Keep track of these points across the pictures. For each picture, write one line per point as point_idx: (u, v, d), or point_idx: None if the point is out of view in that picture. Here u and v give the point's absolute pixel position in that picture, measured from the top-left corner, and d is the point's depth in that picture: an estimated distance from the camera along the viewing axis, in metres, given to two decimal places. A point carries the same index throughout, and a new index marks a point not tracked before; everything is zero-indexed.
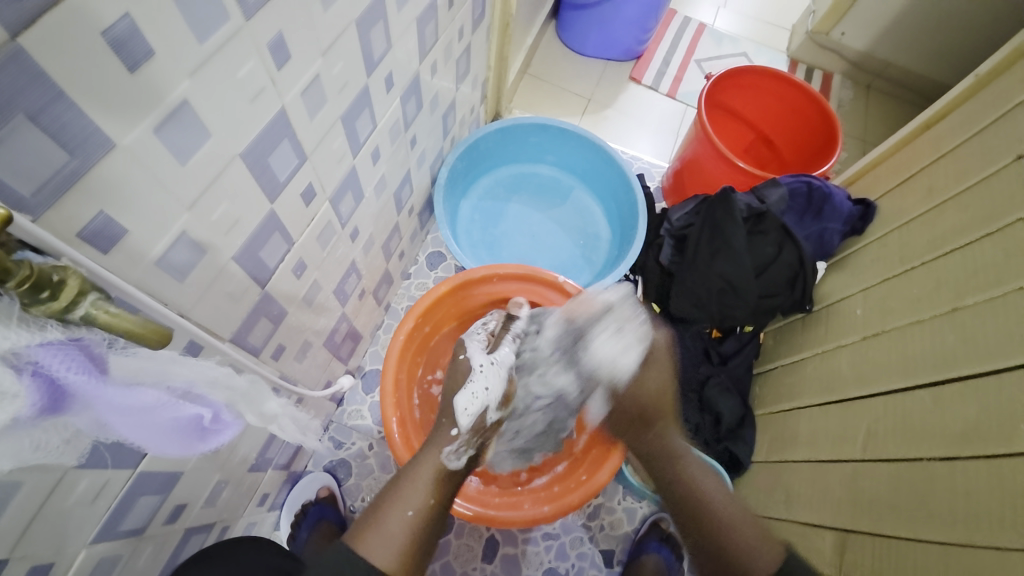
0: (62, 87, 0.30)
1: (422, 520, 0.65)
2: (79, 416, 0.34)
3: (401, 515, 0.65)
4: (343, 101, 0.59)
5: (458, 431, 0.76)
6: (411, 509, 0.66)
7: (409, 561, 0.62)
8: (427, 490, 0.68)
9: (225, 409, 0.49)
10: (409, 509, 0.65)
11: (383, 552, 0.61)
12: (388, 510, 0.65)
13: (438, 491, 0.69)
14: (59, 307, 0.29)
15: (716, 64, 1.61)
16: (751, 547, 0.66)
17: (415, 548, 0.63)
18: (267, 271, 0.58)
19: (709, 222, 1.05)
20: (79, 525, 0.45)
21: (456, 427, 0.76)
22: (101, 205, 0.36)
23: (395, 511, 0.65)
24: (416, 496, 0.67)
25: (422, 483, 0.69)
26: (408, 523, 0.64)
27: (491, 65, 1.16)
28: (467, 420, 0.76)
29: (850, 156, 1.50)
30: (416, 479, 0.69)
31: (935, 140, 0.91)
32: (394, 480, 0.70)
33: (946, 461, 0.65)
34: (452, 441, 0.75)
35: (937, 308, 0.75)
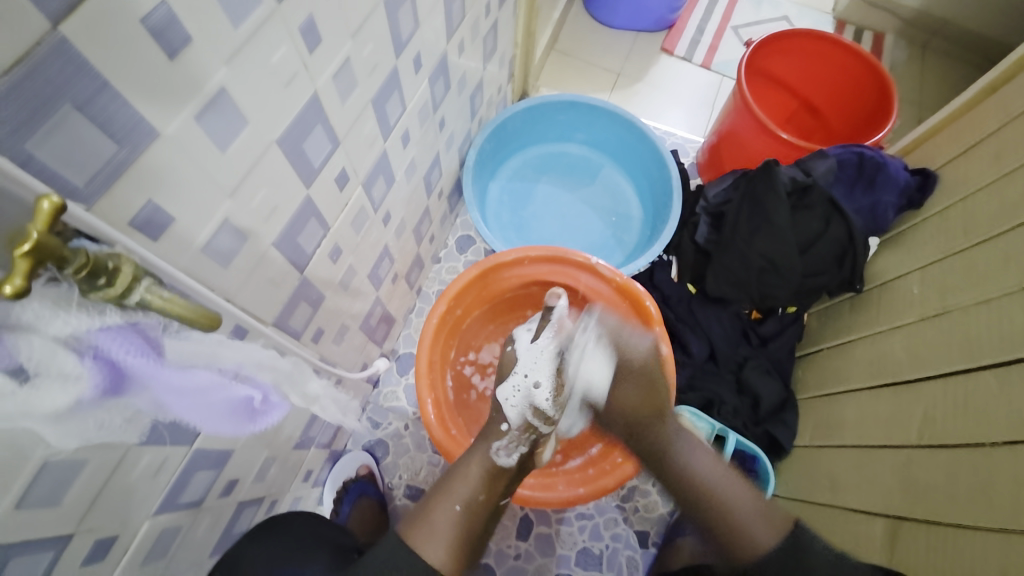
0: (105, 77, 0.31)
1: (470, 516, 0.67)
2: (138, 396, 0.36)
3: (449, 510, 0.66)
4: (373, 84, 0.58)
5: (507, 425, 0.78)
6: (459, 505, 0.67)
7: (459, 554, 0.64)
8: (475, 485, 0.70)
9: (272, 390, 0.51)
10: (457, 504, 0.67)
11: (434, 549, 0.62)
12: (436, 504, 0.67)
13: (487, 487, 0.70)
14: (116, 294, 0.30)
15: (756, 30, 1.51)
16: (752, 524, 0.65)
17: (464, 544, 0.65)
18: (305, 257, 0.59)
19: (749, 198, 1.00)
20: (142, 498, 0.48)
21: (506, 423, 0.77)
22: (149, 194, 0.37)
23: (444, 506, 0.66)
24: (465, 490, 0.69)
25: (473, 478, 0.70)
26: (456, 518, 0.66)
27: (519, 42, 1.13)
28: (514, 414, 0.78)
29: (904, 124, 1.40)
30: (465, 473, 0.70)
31: (1001, 103, 0.84)
32: (443, 478, 0.71)
33: (1008, 448, 0.62)
34: (503, 436, 0.76)
35: (1003, 286, 0.69)
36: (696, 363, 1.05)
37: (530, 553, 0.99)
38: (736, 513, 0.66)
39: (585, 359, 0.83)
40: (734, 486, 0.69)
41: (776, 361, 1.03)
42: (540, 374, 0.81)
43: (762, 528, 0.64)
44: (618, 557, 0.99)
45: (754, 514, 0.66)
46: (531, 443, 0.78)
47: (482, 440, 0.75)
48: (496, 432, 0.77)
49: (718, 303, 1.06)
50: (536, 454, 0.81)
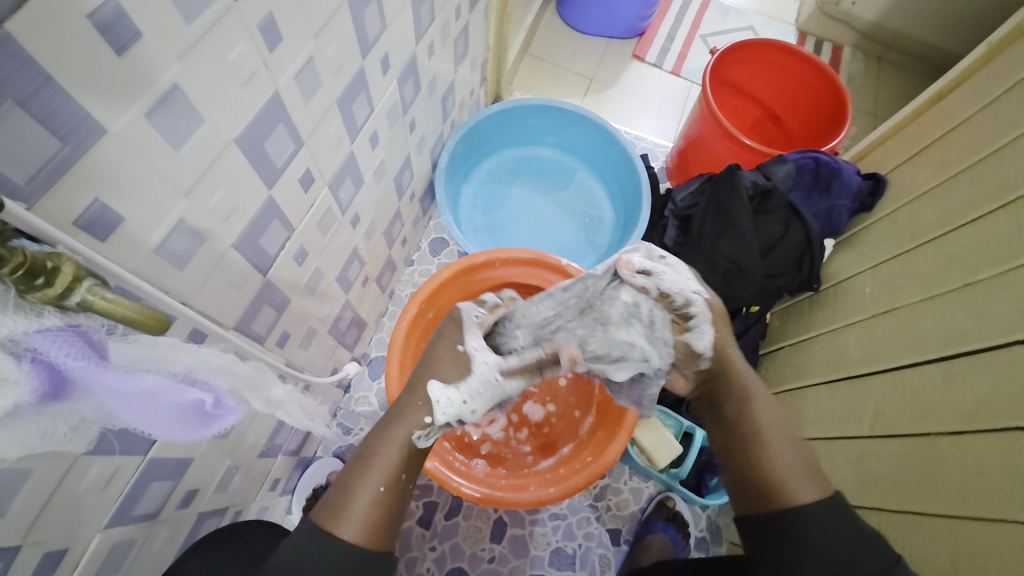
0: (50, 73, 0.30)
1: (391, 493, 0.62)
2: (81, 402, 0.34)
3: (370, 490, 0.61)
4: (339, 84, 0.58)
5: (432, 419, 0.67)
6: (382, 484, 0.62)
7: (379, 533, 0.59)
8: (396, 463, 0.64)
9: (228, 395, 0.49)
10: (379, 484, 0.61)
11: (348, 528, 0.57)
12: (356, 491, 0.60)
13: (406, 464, 0.65)
14: (55, 294, 0.29)
15: (722, 39, 1.56)
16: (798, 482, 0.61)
17: (385, 520, 0.60)
18: (268, 259, 0.58)
19: (714, 202, 1.03)
20: (92, 511, 0.46)
21: (430, 415, 0.67)
22: (96, 193, 0.36)
23: (364, 492, 0.60)
24: (387, 467, 0.63)
25: (392, 455, 0.64)
26: (378, 498, 0.61)
27: (491, 46, 1.14)
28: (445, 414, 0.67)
29: (860, 131, 1.47)
30: (385, 446, 0.65)
31: (946, 112, 0.89)
32: (360, 455, 0.64)
33: (954, 438, 0.65)
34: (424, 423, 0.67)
35: (948, 284, 0.74)
36: None
37: (504, 556, 0.98)
38: (779, 460, 0.64)
39: (611, 330, 0.74)
40: (779, 433, 0.67)
41: None
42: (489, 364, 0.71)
43: (808, 484, 0.61)
44: (591, 556, 1.00)
45: (797, 472, 0.62)
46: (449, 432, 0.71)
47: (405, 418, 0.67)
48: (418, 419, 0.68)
49: None
50: None
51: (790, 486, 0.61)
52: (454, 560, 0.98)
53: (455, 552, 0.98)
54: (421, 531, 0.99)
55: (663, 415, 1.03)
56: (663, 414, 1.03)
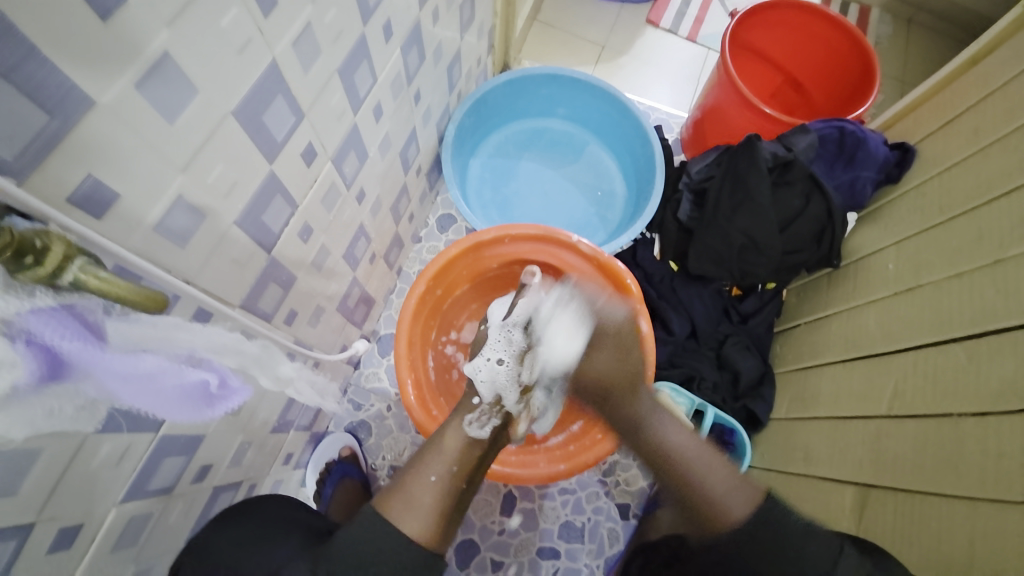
0: (33, 42, 0.28)
1: (447, 486, 0.65)
2: (82, 383, 0.34)
3: (425, 481, 0.64)
4: (339, 53, 0.55)
5: (478, 399, 0.80)
6: (436, 476, 0.66)
7: (438, 526, 0.61)
8: (451, 458, 0.68)
9: (231, 374, 0.49)
10: (432, 475, 0.65)
11: (407, 521, 0.59)
12: (411, 482, 0.64)
13: (461, 459, 0.69)
14: (46, 273, 0.28)
15: (742, 1, 1.48)
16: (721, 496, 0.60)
17: (444, 513, 0.62)
18: (271, 236, 0.57)
19: (731, 175, 0.99)
20: (107, 486, 0.47)
21: (477, 395, 0.80)
22: (88, 169, 0.34)
23: (419, 483, 0.64)
24: (442, 462, 0.67)
25: (447, 450, 0.69)
26: (431, 489, 0.64)
27: (498, 11, 1.09)
28: (486, 389, 0.81)
29: (887, 98, 1.39)
30: (437, 448, 0.70)
31: (982, 77, 0.83)
32: (418, 453, 0.70)
33: (977, 419, 0.63)
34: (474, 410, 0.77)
35: (977, 261, 0.70)
36: (677, 341, 1.05)
37: (513, 529, 1.00)
38: (705, 483, 0.62)
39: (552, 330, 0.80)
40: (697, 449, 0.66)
41: (755, 338, 1.04)
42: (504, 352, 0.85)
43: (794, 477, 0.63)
44: (600, 529, 1.01)
45: (722, 484, 0.62)
46: (501, 417, 0.79)
47: (455, 414, 0.75)
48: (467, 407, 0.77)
49: (700, 280, 1.07)
50: (512, 427, 0.81)
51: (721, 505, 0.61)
52: (464, 532, 1.00)
53: (466, 525, 1.00)
54: None
55: (675, 392, 0.99)
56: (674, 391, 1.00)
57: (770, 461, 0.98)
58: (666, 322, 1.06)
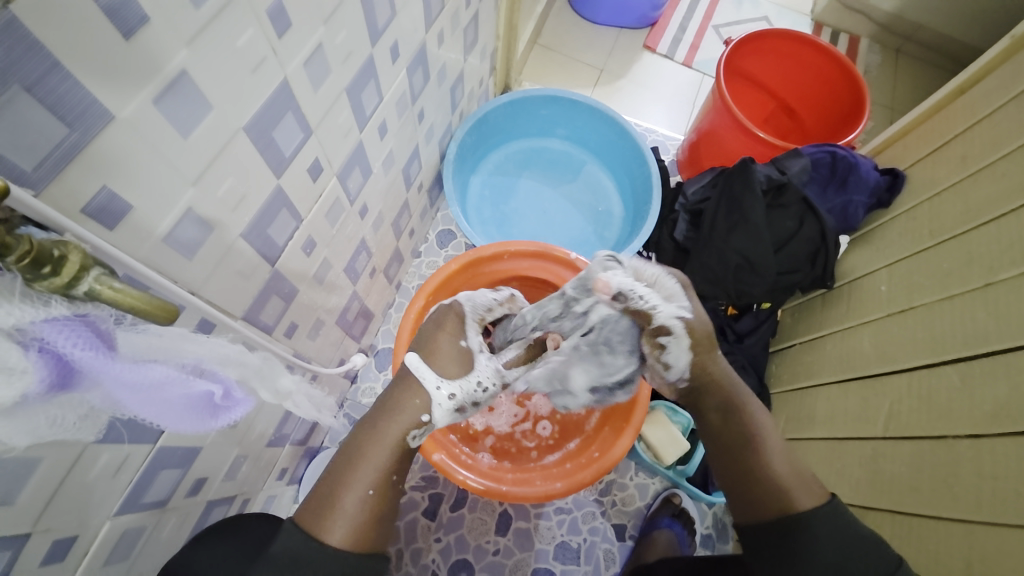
0: (57, 58, 0.29)
1: (380, 498, 0.61)
2: (89, 391, 0.34)
3: (360, 493, 0.60)
4: (348, 72, 0.57)
5: (429, 418, 0.67)
6: (370, 487, 0.61)
7: (366, 536, 0.60)
8: (385, 465, 0.63)
9: (237, 386, 0.49)
10: (368, 487, 0.61)
11: (336, 529, 0.58)
12: (346, 487, 0.60)
13: (397, 466, 0.64)
14: (62, 283, 0.29)
15: (736, 30, 1.53)
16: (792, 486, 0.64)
17: (377, 523, 0.60)
18: (276, 249, 0.58)
19: (726, 196, 1.01)
20: (102, 498, 0.46)
21: (426, 415, 0.67)
22: (104, 181, 0.35)
23: (354, 490, 0.60)
24: (375, 470, 0.62)
25: (380, 455, 0.63)
26: (366, 502, 0.60)
27: (500, 35, 1.12)
28: (441, 414, 0.67)
29: (877, 125, 1.44)
30: (375, 447, 0.63)
31: (968, 106, 0.86)
32: (349, 449, 0.63)
33: (971, 441, 0.64)
34: (419, 424, 0.67)
35: (968, 284, 0.72)
36: None
37: (508, 549, 0.99)
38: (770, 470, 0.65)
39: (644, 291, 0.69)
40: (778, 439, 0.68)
41: (751, 357, 1.05)
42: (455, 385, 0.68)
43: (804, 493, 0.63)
44: (596, 550, 1.00)
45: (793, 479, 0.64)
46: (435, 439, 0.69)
47: (407, 413, 0.65)
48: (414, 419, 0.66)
49: (696, 299, 1.08)
50: None
51: (791, 493, 0.64)
52: (458, 552, 0.98)
53: (460, 544, 0.99)
54: (426, 522, 0.99)
55: (670, 412, 1.04)
56: (670, 411, 1.04)
57: None
58: None
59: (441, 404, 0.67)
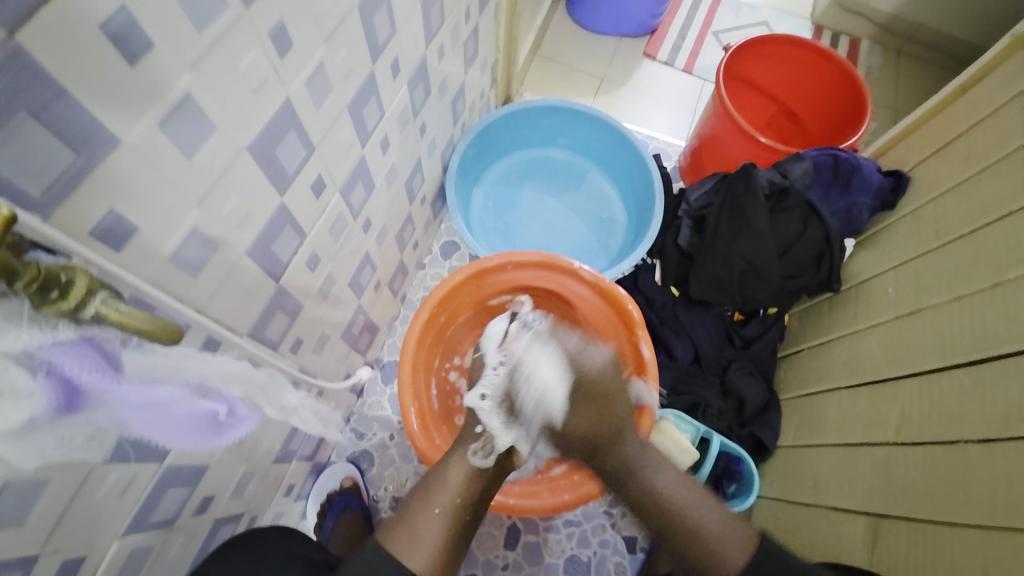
0: (63, 85, 0.30)
1: (451, 520, 0.66)
2: (96, 412, 0.34)
3: (431, 518, 0.65)
4: (349, 89, 0.57)
5: (482, 427, 0.76)
6: (440, 509, 0.66)
7: (439, 559, 0.63)
8: (453, 491, 0.68)
9: (241, 403, 0.49)
10: (437, 509, 0.66)
11: (414, 558, 0.61)
12: (418, 510, 0.65)
13: (466, 492, 0.69)
14: (69, 308, 0.29)
15: (734, 36, 1.54)
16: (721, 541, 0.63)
17: (445, 548, 0.64)
18: (281, 265, 0.58)
19: (729, 201, 1.01)
20: (110, 518, 0.46)
21: (480, 424, 0.76)
22: (111, 203, 0.36)
23: (426, 513, 0.65)
24: (445, 496, 0.67)
25: (452, 483, 0.69)
26: (436, 523, 0.65)
27: (500, 48, 1.14)
28: (489, 420, 0.76)
29: (880, 126, 1.43)
30: (443, 479, 0.69)
31: (971, 105, 0.85)
32: (425, 481, 0.70)
33: (984, 445, 0.63)
34: (477, 438, 0.75)
35: (975, 284, 0.71)
36: (681, 367, 1.05)
37: (518, 563, 0.97)
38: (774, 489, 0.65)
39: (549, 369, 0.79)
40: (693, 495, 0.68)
41: (759, 363, 1.04)
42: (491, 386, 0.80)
43: None
44: (606, 564, 0.98)
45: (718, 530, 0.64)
46: (498, 456, 0.74)
47: (459, 444, 0.74)
48: (472, 434, 0.75)
49: (702, 305, 1.08)
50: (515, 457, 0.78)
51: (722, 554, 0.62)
52: (468, 567, 0.97)
53: (469, 559, 0.97)
54: None
55: (679, 420, 0.98)
56: (678, 418, 0.98)
57: (778, 490, 0.97)
58: (669, 347, 1.06)
59: (479, 406, 0.78)
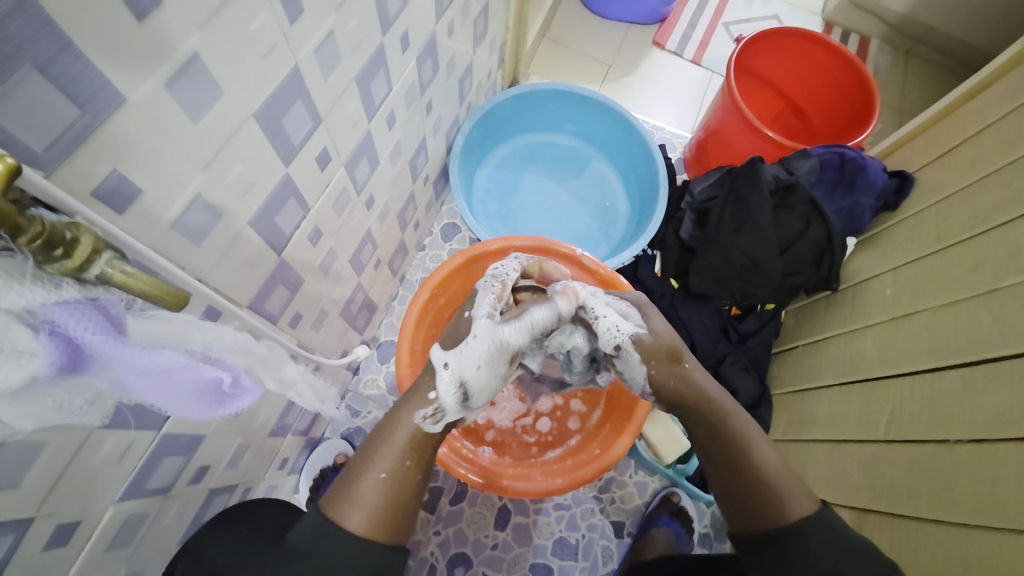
0: (69, 37, 0.29)
1: (398, 482, 0.60)
2: (97, 376, 0.34)
3: (377, 478, 0.60)
4: (358, 61, 0.56)
5: (436, 395, 0.64)
6: (385, 472, 0.61)
7: (384, 522, 0.58)
8: (402, 450, 0.62)
9: (244, 374, 0.49)
10: (382, 472, 0.60)
11: (354, 517, 0.57)
12: (363, 472, 0.60)
13: (415, 452, 0.63)
14: (74, 266, 0.28)
15: (746, 27, 1.52)
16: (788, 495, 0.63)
17: (393, 510, 0.59)
18: (283, 238, 0.57)
19: (733, 195, 1.01)
20: (106, 483, 0.46)
21: (434, 391, 0.65)
22: (115, 164, 0.35)
23: (370, 475, 0.60)
24: (389, 456, 0.61)
25: (399, 441, 0.63)
26: (383, 486, 0.60)
27: (509, 28, 1.11)
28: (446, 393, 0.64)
29: (886, 127, 1.43)
30: (390, 435, 0.63)
31: (979, 109, 0.85)
32: (371, 437, 0.64)
33: (973, 446, 0.64)
34: (428, 403, 0.64)
35: (974, 289, 0.71)
36: None
37: (507, 543, 0.99)
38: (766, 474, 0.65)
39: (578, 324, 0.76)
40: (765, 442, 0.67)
41: (753, 358, 1.05)
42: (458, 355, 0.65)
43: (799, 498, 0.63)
44: (594, 547, 1.00)
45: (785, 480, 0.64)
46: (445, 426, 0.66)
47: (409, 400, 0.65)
48: (423, 398, 0.65)
49: (700, 299, 1.08)
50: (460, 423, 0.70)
51: (784, 502, 0.63)
52: (457, 545, 0.98)
53: (459, 538, 0.99)
54: (425, 515, 0.99)
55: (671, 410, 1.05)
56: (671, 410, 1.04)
57: None
58: None
59: (441, 374, 0.64)
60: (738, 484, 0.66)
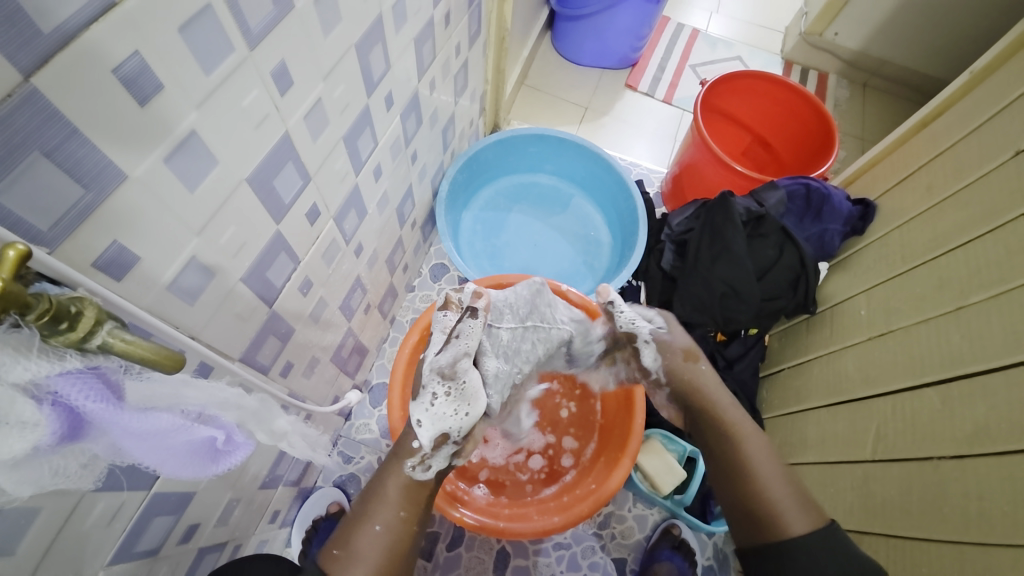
0: (76, 125, 0.31)
1: (396, 533, 0.64)
2: (96, 441, 0.35)
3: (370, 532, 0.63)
4: (345, 122, 0.60)
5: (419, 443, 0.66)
6: (379, 524, 0.64)
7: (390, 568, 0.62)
8: (397, 502, 0.66)
9: (237, 429, 0.49)
10: (378, 524, 0.64)
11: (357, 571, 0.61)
12: (360, 527, 0.64)
13: (409, 503, 0.66)
14: (77, 337, 0.30)
15: (711, 69, 1.62)
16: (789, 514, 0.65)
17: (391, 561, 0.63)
18: (274, 291, 0.59)
19: (709, 226, 1.05)
20: (95, 548, 0.46)
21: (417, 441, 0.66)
22: (114, 236, 0.37)
23: (365, 529, 0.63)
24: (387, 506, 0.65)
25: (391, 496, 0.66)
26: (379, 539, 0.63)
27: (489, 79, 1.18)
28: (425, 435, 0.65)
29: (849, 155, 1.51)
30: (381, 492, 0.66)
31: (931, 139, 0.91)
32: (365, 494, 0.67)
33: (956, 461, 0.65)
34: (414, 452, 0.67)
35: (941, 307, 0.75)
36: None
37: None
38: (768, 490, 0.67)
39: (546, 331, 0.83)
40: (766, 462, 0.70)
41: (741, 383, 1.06)
42: (443, 409, 0.66)
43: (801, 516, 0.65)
44: None
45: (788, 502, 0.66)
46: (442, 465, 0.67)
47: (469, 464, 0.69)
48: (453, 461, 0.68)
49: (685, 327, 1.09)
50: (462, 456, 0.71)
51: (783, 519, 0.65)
52: None
53: None
54: (423, 562, 0.97)
55: (666, 440, 1.04)
56: (665, 439, 1.04)
57: None
58: None
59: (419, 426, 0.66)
60: (746, 503, 0.68)
